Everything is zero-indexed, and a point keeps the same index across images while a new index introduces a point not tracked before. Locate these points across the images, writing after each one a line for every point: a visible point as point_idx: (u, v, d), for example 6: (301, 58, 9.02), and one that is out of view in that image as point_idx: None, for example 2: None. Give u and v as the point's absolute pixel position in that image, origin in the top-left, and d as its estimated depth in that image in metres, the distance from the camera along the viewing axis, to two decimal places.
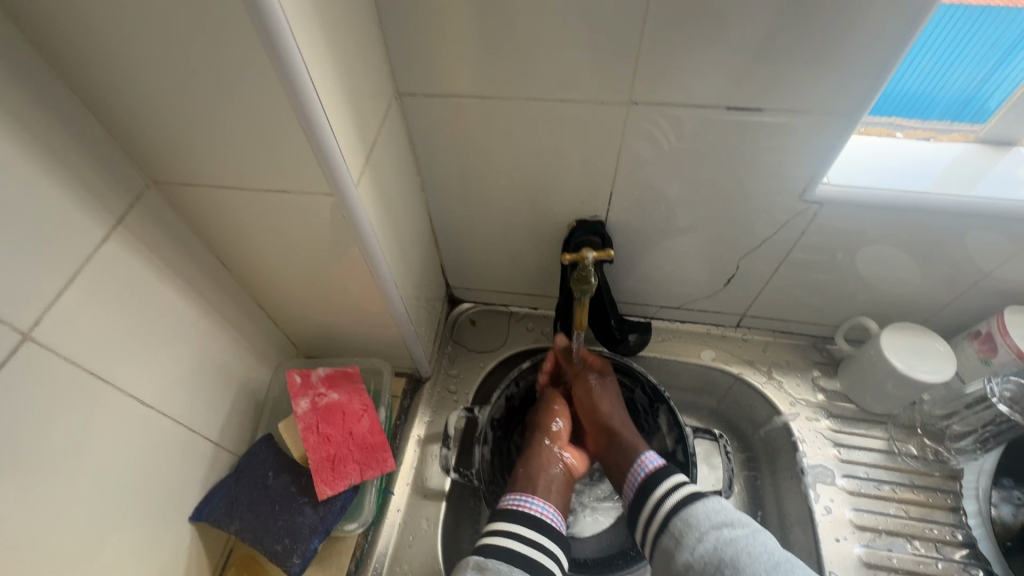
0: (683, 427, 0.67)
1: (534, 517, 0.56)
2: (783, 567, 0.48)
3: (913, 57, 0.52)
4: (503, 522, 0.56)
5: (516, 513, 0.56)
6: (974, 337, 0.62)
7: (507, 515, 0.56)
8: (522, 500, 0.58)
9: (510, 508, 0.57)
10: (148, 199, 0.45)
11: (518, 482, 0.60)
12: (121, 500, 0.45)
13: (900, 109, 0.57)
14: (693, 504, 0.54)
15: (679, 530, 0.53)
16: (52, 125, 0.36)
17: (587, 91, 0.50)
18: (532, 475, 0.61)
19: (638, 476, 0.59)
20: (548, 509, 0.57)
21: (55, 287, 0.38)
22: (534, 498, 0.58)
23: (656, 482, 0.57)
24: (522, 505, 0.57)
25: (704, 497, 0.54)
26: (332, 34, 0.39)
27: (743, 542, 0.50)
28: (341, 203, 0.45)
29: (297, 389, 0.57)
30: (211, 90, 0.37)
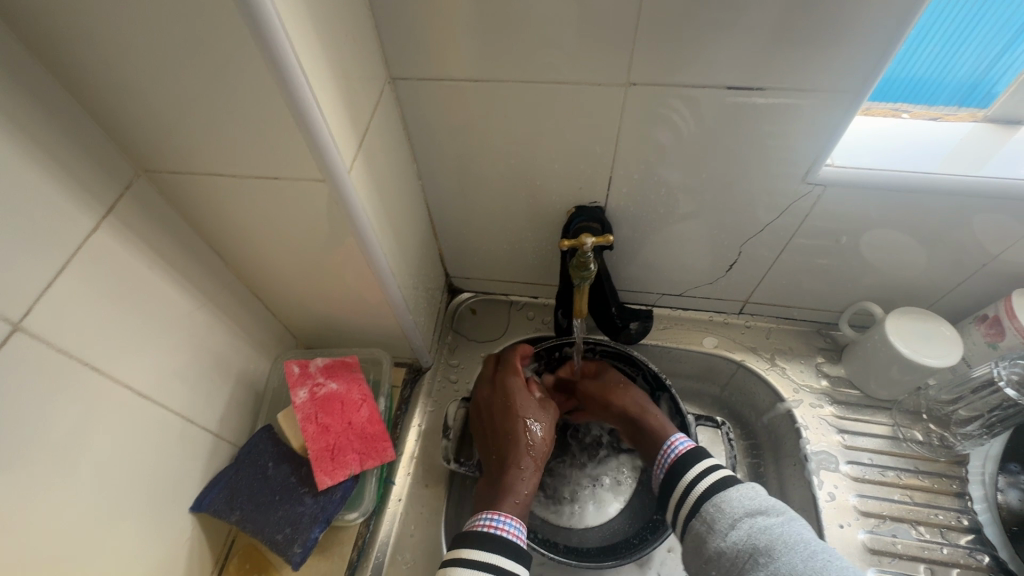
0: (685, 415, 0.66)
1: (509, 541, 0.54)
2: (820, 555, 0.47)
3: (919, 42, 0.50)
4: (475, 548, 0.52)
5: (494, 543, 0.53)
6: (982, 320, 0.61)
7: (480, 539, 0.53)
8: (495, 522, 0.55)
9: (485, 532, 0.54)
10: (139, 189, 0.44)
11: (506, 496, 0.58)
12: (119, 491, 0.45)
13: (905, 95, 0.56)
14: (727, 490, 0.54)
15: (711, 514, 0.54)
16: (36, 112, 0.36)
17: (583, 72, 0.49)
18: (516, 489, 0.58)
19: (670, 458, 0.60)
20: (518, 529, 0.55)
21: (45, 277, 0.37)
22: (510, 519, 0.55)
23: (688, 466, 0.58)
24: (497, 529, 0.54)
25: (738, 485, 0.54)
26: (320, 15, 0.38)
27: (778, 530, 0.49)
28: (334, 189, 0.44)
29: (296, 379, 0.56)
30: (196, 74, 0.36)
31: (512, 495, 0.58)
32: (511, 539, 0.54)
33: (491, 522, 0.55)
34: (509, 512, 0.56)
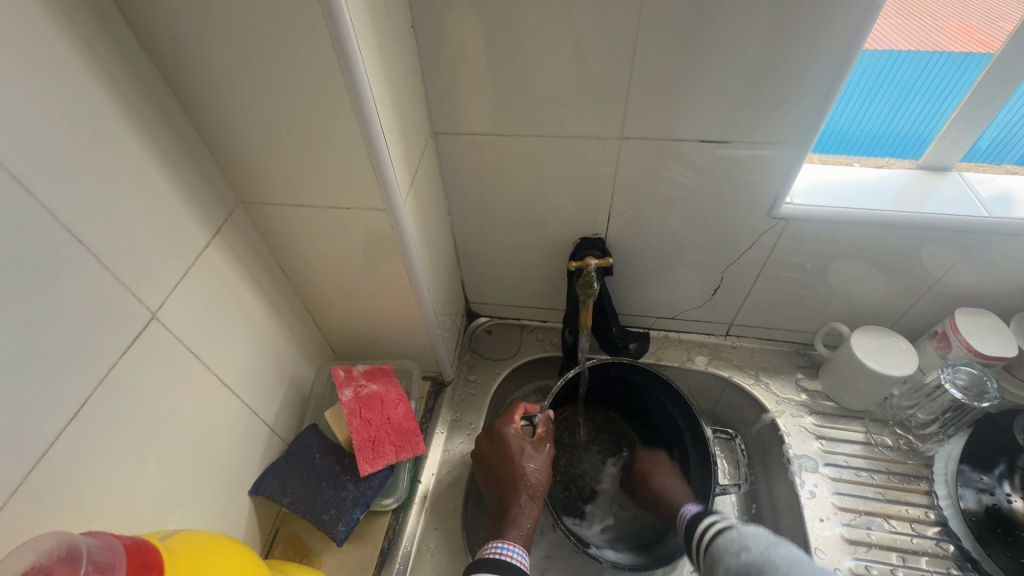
0: (703, 428, 0.72)
1: (511, 564, 0.58)
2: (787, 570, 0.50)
3: (902, 100, 0.62)
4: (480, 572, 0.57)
5: (500, 563, 0.57)
6: (934, 337, 0.71)
7: (486, 564, 0.58)
8: (501, 548, 0.59)
9: (494, 557, 0.58)
10: (235, 216, 0.56)
11: (513, 535, 0.62)
12: (200, 464, 0.54)
13: (890, 148, 0.68)
14: (718, 538, 0.59)
15: (711, 562, 0.58)
16: (179, 154, 0.48)
17: (587, 128, 0.62)
18: (523, 526, 0.63)
19: (685, 518, 0.66)
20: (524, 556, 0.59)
21: (173, 279, 0.48)
22: (512, 546, 0.60)
23: (699, 521, 0.63)
24: (503, 555, 0.58)
25: (727, 529, 0.58)
26: (390, 86, 0.50)
27: (755, 560, 0.53)
28: (391, 217, 0.55)
29: (342, 381, 0.67)
30: (300, 130, 0.48)
31: (519, 532, 0.62)
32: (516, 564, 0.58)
33: (497, 549, 0.59)
34: (518, 545, 0.61)
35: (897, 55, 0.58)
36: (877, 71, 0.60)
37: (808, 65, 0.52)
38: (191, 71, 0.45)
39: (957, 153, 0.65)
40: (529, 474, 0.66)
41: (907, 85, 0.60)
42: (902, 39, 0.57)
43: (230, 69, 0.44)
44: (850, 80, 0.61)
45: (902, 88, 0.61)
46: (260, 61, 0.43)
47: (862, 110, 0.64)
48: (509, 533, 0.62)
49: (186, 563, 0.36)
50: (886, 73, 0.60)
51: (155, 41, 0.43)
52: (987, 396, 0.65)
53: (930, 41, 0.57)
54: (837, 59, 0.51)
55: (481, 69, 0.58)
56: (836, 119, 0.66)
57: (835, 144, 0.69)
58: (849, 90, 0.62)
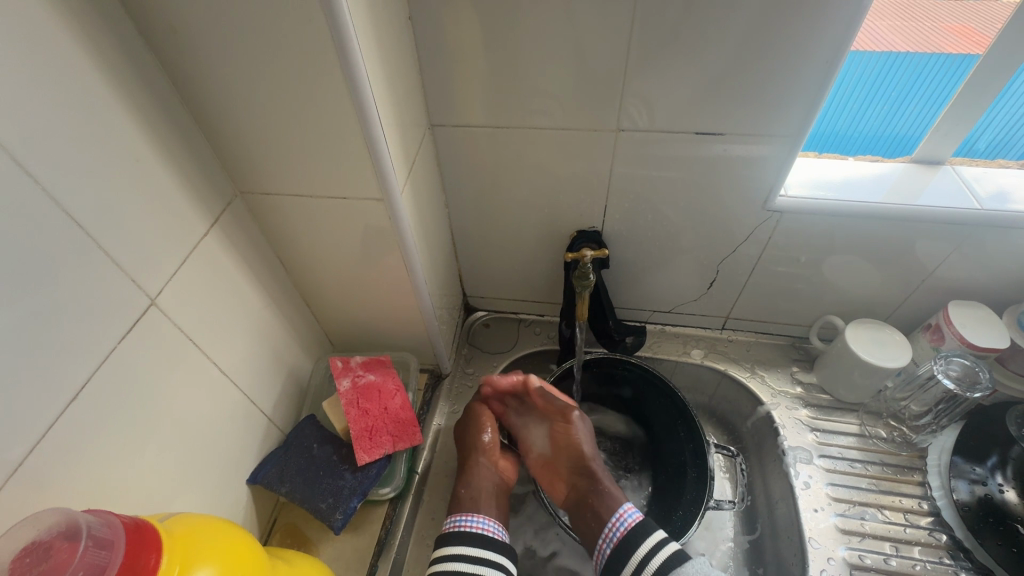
0: (704, 439, 0.71)
1: (471, 533, 0.62)
2: None
3: (900, 101, 0.63)
4: (448, 545, 0.61)
5: (460, 534, 0.62)
6: (927, 330, 0.72)
7: (450, 537, 0.62)
8: (462, 520, 0.63)
9: (450, 530, 0.62)
10: (234, 206, 0.56)
11: (463, 501, 0.66)
12: (198, 452, 0.54)
13: (888, 148, 0.69)
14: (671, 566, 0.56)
15: None
16: (178, 143, 0.48)
17: (583, 120, 0.62)
18: (468, 492, 0.67)
19: (619, 529, 0.61)
20: (487, 525, 0.63)
21: (172, 267, 0.49)
22: (470, 516, 0.64)
23: (640, 538, 0.60)
24: (461, 525, 0.63)
25: (685, 560, 0.57)
26: (387, 76, 0.51)
27: None
28: (388, 208, 0.56)
29: (340, 371, 0.67)
30: (298, 120, 0.49)
31: (465, 497, 0.66)
32: (470, 531, 0.62)
33: (456, 522, 0.63)
34: (467, 510, 0.65)
35: (895, 57, 0.59)
36: (876, 73, 0.60)
37: (801, 58, 0.53)
38: (190, 60, 0.45)
39: (950, 147, 0.66)
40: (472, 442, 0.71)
41: (905, 86, 0.61)
42: (900, 40, 0.58)
43: (227, 57, 0.44)
44: (848, 82, 0.62)
45: (901, 90, 0.62)
46: (257, 52, 0.44)
47: (862, 111, 0.65)
48: (457, 502, 0.66)
49: (183, 544, 0.37)
50: (885, 75, 0.60)
51: (154, 31, 0.43)
52: (979, 386, 0.66)
53: (927, 43, 0.58)
54: (829, 53, 0.52)
55: (478, 61, 0.58)
56: (835, 120, 0.67)
57: (836, 145, 0.69)
58: (848, 91, 0.63)
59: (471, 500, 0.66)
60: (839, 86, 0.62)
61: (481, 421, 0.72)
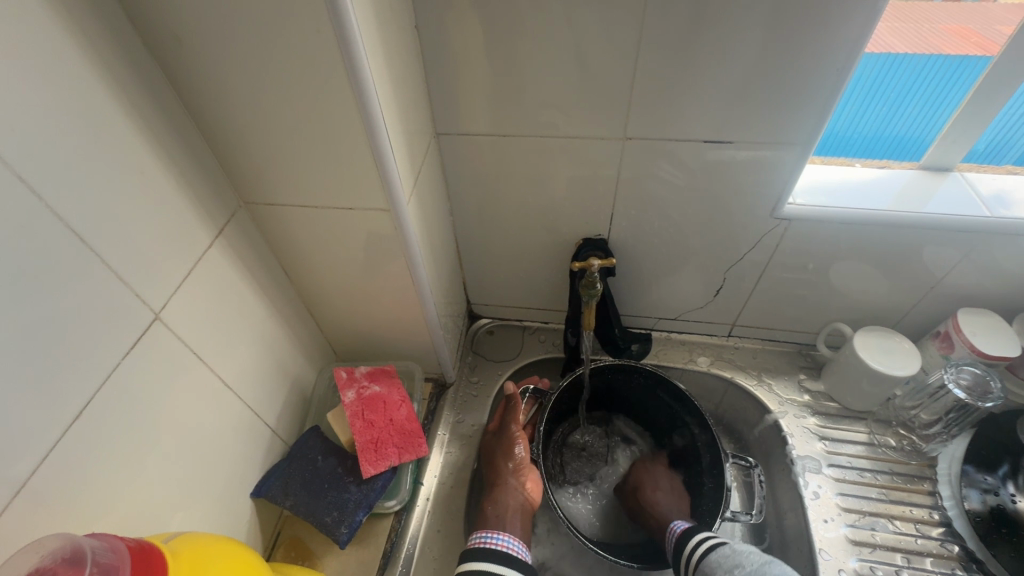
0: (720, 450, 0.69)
1: (498, 551, 0.59)
2: None
3: (899, 102, 0.62)
4: (473, 561, 0.59)
5: (483, 552, 0.59)
6: (937, 337, 0.71)
7: (476, 554, 0.59)
8: (487, 537, 0.61)
9: (477, 546, 0.60)
10: (238, 217, 0.56)
11: (488, 519, 0.65)
12: (201, 466, 0.53)
13: (889, 151, 0.68)
14: (711, 554, 0.59)
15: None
16: (182, 153, 0.48)
17: (589, 128, 0.61)
18: (494, 509, 0.65)
19: (675, 533, 0.65)
20: (509, 542, 0.61)
21: (176, 280, 0.48)
22: (496, 535, 0.61)
23: (689, 536, 0.63)
24: (486, 543, 0.60)
25: (719, 547, 0.59)
26: (393, 85, 0.50)
27: None
28: (394, 218, 0.55)
29: (344, 382, 0.66)
30: (302, 130, 0.48)
31: (491, 515, 0.65)
32: (499, 550, 0.59)
33: (481, 539, 0.61)
34: (496, 528, 0.63)
35: (894, 57, 0.58)
36: (875, 74, 0.60)
37: (811, 66, 0.52)
38: (194, 71, 0.44)
39: (959, 154, 0.65)
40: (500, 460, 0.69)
41: (905, 87, 0.61)
42: (898, 41, 0.57)
43: (231, 67, 0.44)
44: (848, 83, 0.61)
45: (900, 91, 0.61)
46: (263, 62, 0.43)
47: (860, 114, 0.64)
48: (483, 519, 0.65)
49: (189, 565, 0.36)
50: (884, 76, 0.60)
51: (159, 41, 0.43)
52: (990, 397, 0.66)
53: (926, 43, 0.57)
54: (839, 60, 0.52)
55: (484, 70, 0.58)
56: (835, 122, 0.66)
57: (836, 147, 0.68)
58: (847, 93, 0.62)
59: (498, 518, 0.65)
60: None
61: (510, 440, 0.71)
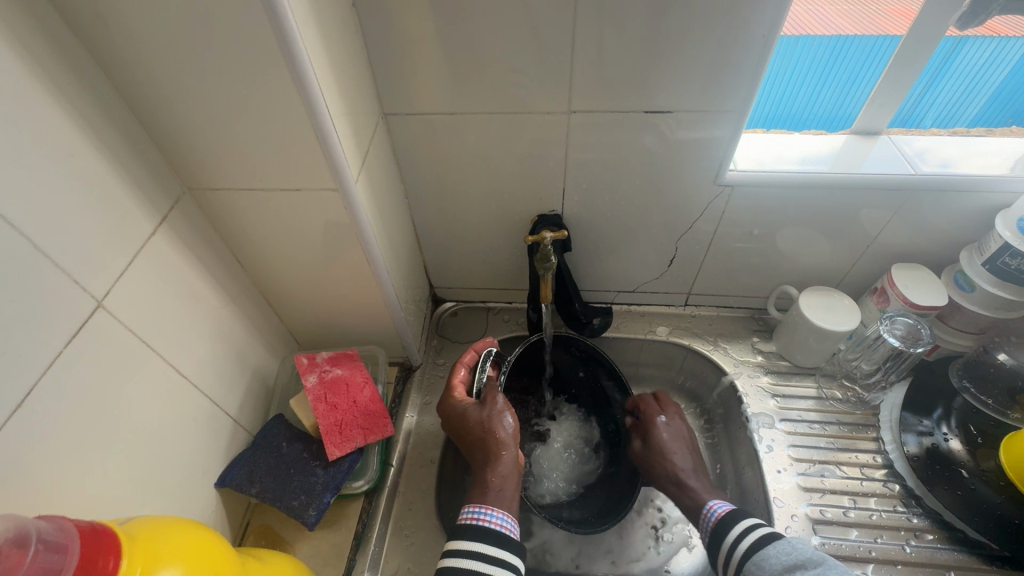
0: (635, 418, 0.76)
1: (492, 530, 0.55)
2: None
3: (851, 80, 0.67)
4: (460, 540, 0.55)
5: (474, 530, 0.55)
6: (874, 293, 0.76)
7: (463, 532, 0.56)
8: (481, 513, 0.57)
9: (468, 523, 0.56)
10: (182, 204, 0.55)
11: (487, 487, 0.59)
12: (160, 458, 0.53)
13: (824, 125, 0.72)
14: (762, 547, 0.56)
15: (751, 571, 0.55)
16: (117, 137, 0.46)
17: (535, 104, 0.62)
18: (497, 480, 0.60)
19: (711, 520, 0.62)
20: (506, 521, 0.57)
21: (118, 268, 0.47)
22: (492, 510, 0.57)
23: (733, 522, 0.59)
24: (480, 520, 0.56)
25: (776, 541, 0.55)
26: (332, 63, 0.50)
27: None
28: (343, 198, 0.55)
29: (305, 368, 0.66)
30: (241, 110, 0.47)
31: (490, 488, 0.59)
32: (495, 528, 0.56)
33: (473, 514, 0.57)
34: (491, 504, 0.58)
35: (845, 39, 0.62)
36: (828, 55, 0.63)
37: (742, 34, 0.55)
38: (123, 52, 0.43)
39: (886, 117, 0.69)
40: (491, 427, 0.63)
41: (856, 66, 0.65)
42: (847, 23, 0.61)
43: (160, 47, 0.43)
44: (804, 65, 0.65)
45: (851, 70, 0.65)
46: (194, 40, 0.42)
47: (817, 91, 0.68)
48: (483, 490, 0.59)
49: (144, 547, 0.36)
50: (837, 56, 0.64)
51: (81, 19, 0.41)
52: (921, 342, 0.70)
53: (872, 24, 0.61)
54: (767, 26, 0.54)
55: (428, 48, 0.58)
56: (792, 102, 0.70)
57: (790, 124, 0.72)
58: (804, 74, 0.66)
59: (499, 490, 0.59)
60: (795, 70, 0.65)
61: (497, 406, 0.65)
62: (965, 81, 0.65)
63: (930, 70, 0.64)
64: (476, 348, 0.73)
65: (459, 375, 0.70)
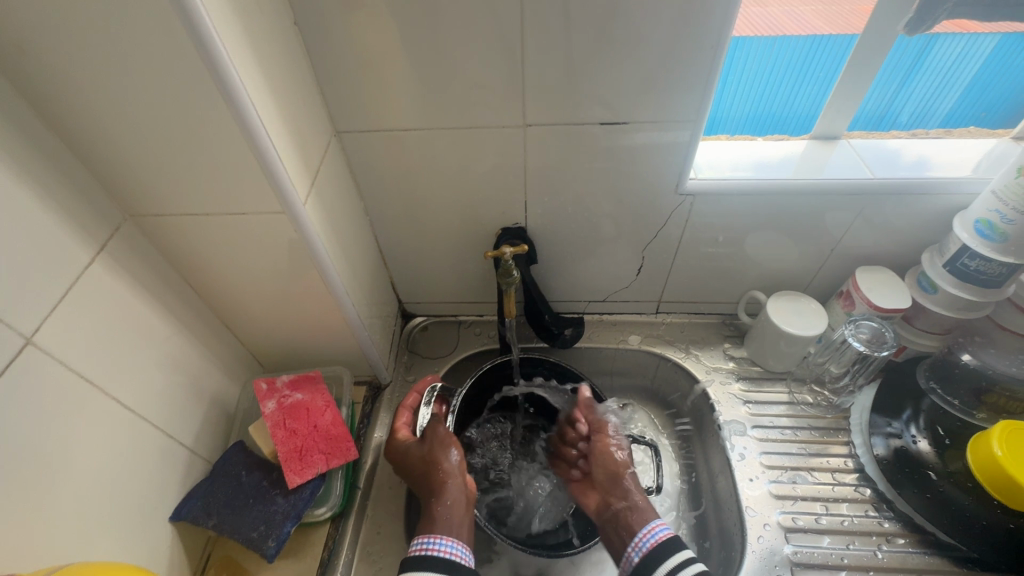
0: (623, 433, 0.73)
1: (443, 559, 0.54)
2: None
3: (826, 81, 0.66)
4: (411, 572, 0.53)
5: (424, 559, 0.54)
6: (841, 297, 0.76)
7: (415, 563, 0.54)
8: (428, 543, 0.56)
9: (418, 554, 0.54)
10: (124, 231, 0.53)
11: (432, 518, 0.59)
12: (107, 496, 0.50)
13: (788, 127, 0.72)
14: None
15: None
16: (47, 166, 0.45)
17: (490, 118, 0.62)
18: (444, 509, 0.59)
19: (647, 541, 0.60)
20: (457, 548, 0.56)
21: (50, 302, 0.45)
22: (442, 539, 0.56)
23: (669, 551, 0.58)
24: (428, 550, 0.55)
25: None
26: (272, 83, 0.49)
27: None
28: (292, 220, 0.54)
29: (264, 394, 0.65)
30: (177, 134, 0.46)
31: (438, 517, 0.58)
32: (444, 557, 0.54)
33: (422, 545, 0.55)
34: (440, 533, 0.57)
35: (820, 39, 0.62)
36: (804, 55, 0.63)
37: (692, 44, 0.54)
38: (48, 79, 0.42)
39: (845, 121, 0.69)
40: (434, 459, 0.63)
41: (832, 67, 0.64)
42: (821, 24, 0.61)
43: (86, 74, 0.42)
44: (781, 66, 0.64)
45: (826, 71, 0.65)
46: (122, 65, 0.41)
47: (794, 92, 0.67)
48: (429, 521, 0.58)
49: None
50: (811, 56, 0.63)
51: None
52: (886, 345, 0.70)
53: (844, 24, 0.61)
54: (714, 36, 0.53)
55: (376, 64, 0.57)
56: (768, 103, 0.69)
57: (763, 128, 0.72)
58: (781, 74, 0.65)
59: (447, 517, 0.58)
60: (772, 70, 0.64)
61: (438, 437, 0.65)
62: (936, 80, 0.65)
63: (903, 66, 0.64)
64: (418, 389, 0.74)
65: (402, 418, 0.71)
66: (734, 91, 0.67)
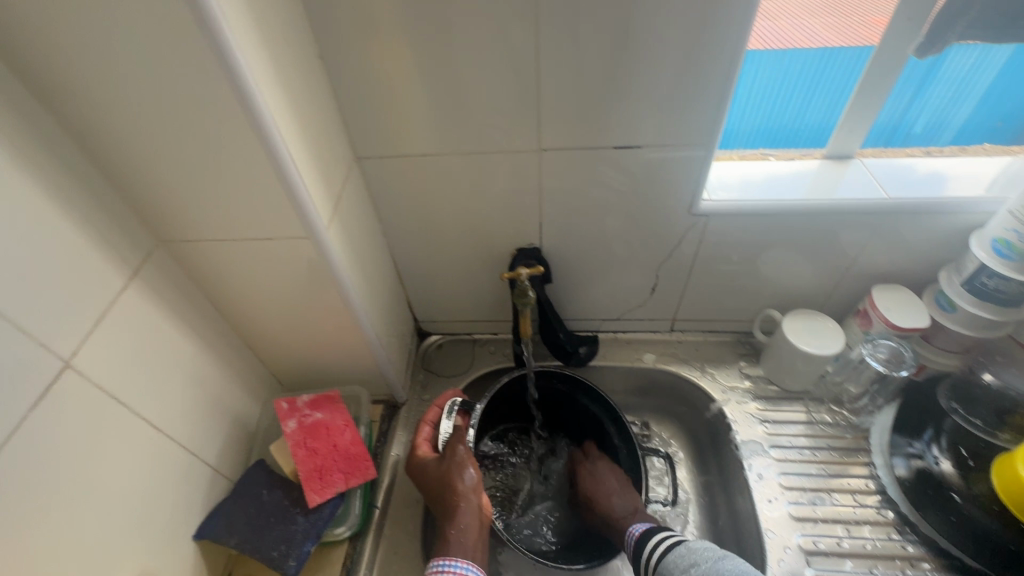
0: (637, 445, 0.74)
1: None
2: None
3: (837, 95, 0.67)
4: None
5: None
6: (857, 315, 0.76)
7: None
8: (443, 565, 0.57)
9: None
10: (156, 257, 0.55)
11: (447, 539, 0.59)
12: (135, 515, 0.52)
13: (802, 139, 0.72)
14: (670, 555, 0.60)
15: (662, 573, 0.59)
16: (87, 198, 0.47)
17: (506, 144, 0.64)
18: (457, 532, 0.59)
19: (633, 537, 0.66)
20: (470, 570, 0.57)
21: (86, 327, 0.47)
22: (455, 561, 0.57)
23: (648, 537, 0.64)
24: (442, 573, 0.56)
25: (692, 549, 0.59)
26: (298, 115, 0.51)
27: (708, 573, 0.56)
28: (316, 245, 0.56)
29: (285, 413, 0.66)
30: (209, 165, 0.48)
31: (452, 539, 0.59)
32: None
33: (438, 568, 0.57)
34: (455, 555, 0.58)
35: (830, 52, 0.62)
36: (815, 67, 0.64)
37: (703, 72, 0.56)
38: (90, 116, 0.44)
39: (857, 141, 0.69)
40: (450, 480, 0.62)
41: (843, 79, 0.65)
42: (832, 36, 0.62)
43: (126, 111, 0.44)
44: (792, 79, 0.65)
45: (837, 82, 0.65)
46: (160, 102, 0.43)
47: (806, 103, 0.68)
48: (443, 543, 0.59)
49: None
50: (822, 68, 0.64)
51: (46, 88, 0.42)
52: (905, 365, 0.71)
53: (855, 36, 0.61)
54: (725, 63, 0.55)
55: (396, 94, 0.59)
56: (780, 115, 0.70)
57: (776, 138, 0.73)
58: (792, 87, 0.66)
59: (461, 541, 0.59)
60: (784, 83, 0.65)
61: (456, 457, 0.64)
62: (952, 88, 0.65)
63: (915, 79, 0.64)
64: (437, 403, 0.74)
65: (422, 433, 0.70)
66: (745, 104, 0.69)
